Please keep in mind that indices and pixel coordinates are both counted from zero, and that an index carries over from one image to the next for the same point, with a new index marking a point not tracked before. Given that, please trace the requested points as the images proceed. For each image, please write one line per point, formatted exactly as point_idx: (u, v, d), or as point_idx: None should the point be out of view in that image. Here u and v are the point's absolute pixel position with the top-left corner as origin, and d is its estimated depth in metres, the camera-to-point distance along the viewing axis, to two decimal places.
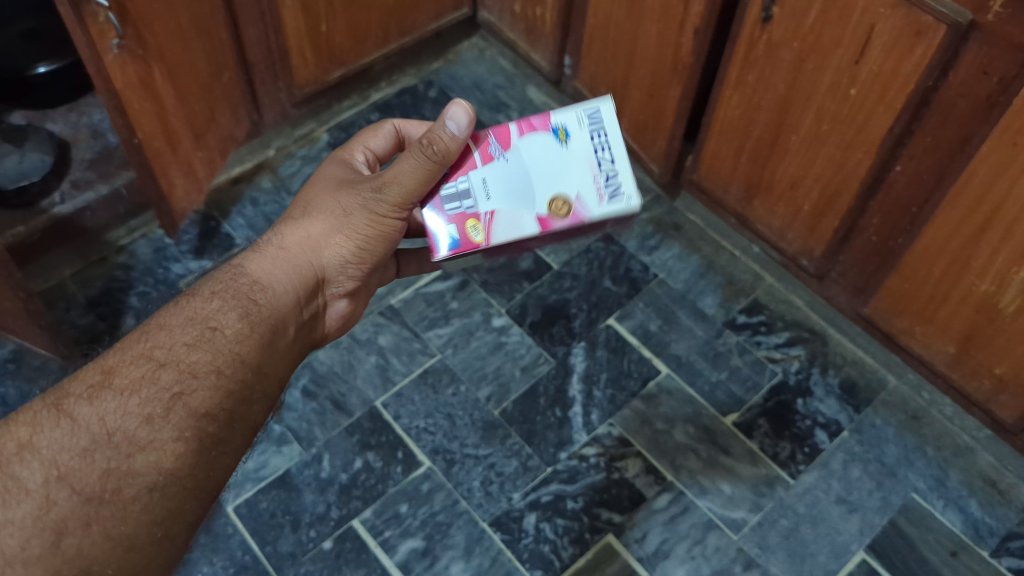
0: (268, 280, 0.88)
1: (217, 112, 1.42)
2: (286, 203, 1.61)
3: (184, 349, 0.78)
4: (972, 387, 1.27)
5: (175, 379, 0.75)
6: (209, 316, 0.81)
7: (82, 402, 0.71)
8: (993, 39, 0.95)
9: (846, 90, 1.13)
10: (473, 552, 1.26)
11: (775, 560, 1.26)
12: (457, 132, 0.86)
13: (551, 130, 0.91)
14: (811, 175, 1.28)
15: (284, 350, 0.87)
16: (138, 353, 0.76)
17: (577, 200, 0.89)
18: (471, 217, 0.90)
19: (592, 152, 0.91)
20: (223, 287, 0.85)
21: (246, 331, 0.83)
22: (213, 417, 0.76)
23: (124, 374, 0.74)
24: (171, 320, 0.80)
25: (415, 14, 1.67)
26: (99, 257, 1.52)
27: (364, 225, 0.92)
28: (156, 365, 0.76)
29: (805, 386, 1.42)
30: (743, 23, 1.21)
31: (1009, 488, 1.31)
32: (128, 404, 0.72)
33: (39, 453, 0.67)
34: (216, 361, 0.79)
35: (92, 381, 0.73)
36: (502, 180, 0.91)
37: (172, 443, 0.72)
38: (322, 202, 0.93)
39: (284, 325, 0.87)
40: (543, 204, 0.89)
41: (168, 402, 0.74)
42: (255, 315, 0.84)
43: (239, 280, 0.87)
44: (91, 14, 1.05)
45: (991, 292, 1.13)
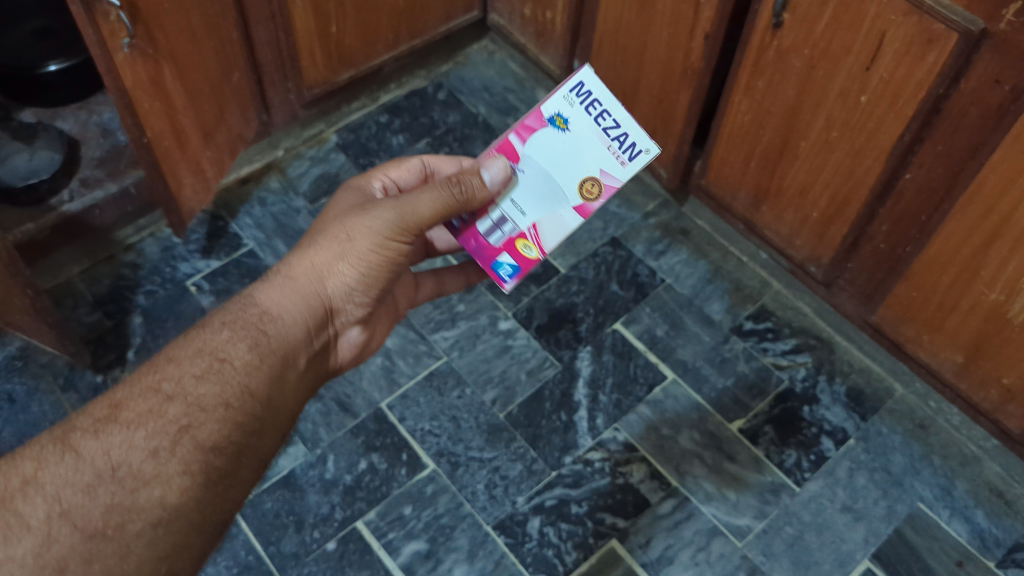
0: (276, 311, 0.85)
1: (226, 112, 1.42)
2: (294, 204, 1.61)
3: (192, 382, 0.76)
4: (980, 396, 1.26)
5: (183, 413, 0.74)
6: (218, 347, 0.79)
7: (89, 437, 0.70)
8: (1005, 48, 0.95)
9: (857, 96, 1.13)
10: (477, 555, 1.26)
11: (780, 568, 1.25)
12: (491, 180, 0.91)
13: (549, 123, 0.91)
14: (819, 181, 1.27)
15: (292, 384, 0.85)
16: (145, 386, 0.74)
17: (602, 175, 0.90)
18: (519, 238, 0.95)
19: (596, 125, 0.90)
20: (233, 318, 0.82)
21: (255, 364, 0.81)
22: (220, 450, 0.75)
23: (130, 408, 0.73)
24: (181, 352, 0.78)
25: (425, 16, 1.68)
26: (106, 255, 1.53)
27: (370, 254, 0.88)
28: (163, 398, 0.74)
29: (812, 394, 1.42)
30: (754, 28, 1.21)
31: (1016, 499, 1.31)
32: (134, 438, 0.71)
33: (42, 489, 0.66)
34: (226, 394, 0.77)
35: (99, 415, 0.71)
36: (527, 193, 0.93)
37: (179, 478, 0.71)
38: (329, 228, 0.89)
39: (292, 358, 0.85)
40: (574, 194, 0.91)
41: (174, 435, 0.73)
42: (264, 348, 0.82)
43: (248, 311, 0.84)
44: (103, 14, 1.05)
45: (1000, 301, 1.13)
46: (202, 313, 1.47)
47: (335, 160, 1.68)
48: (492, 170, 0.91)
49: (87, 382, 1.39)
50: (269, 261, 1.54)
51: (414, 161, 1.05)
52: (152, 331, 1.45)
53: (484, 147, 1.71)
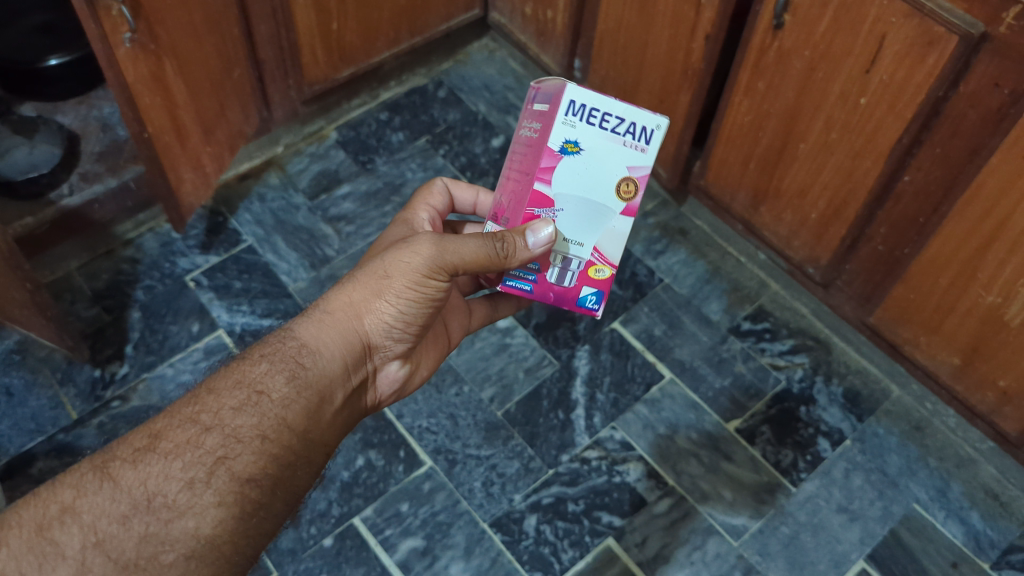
0: (316, 344, 0.83)
1: (227, 108, 1.43)
2: (293, 200, 1.62)
3: (229, 413, 0.77)
4: (975, 398, 1.26)
5: (219, 443, 0.75)
6: (256, 380, 0.79)
7: (127, 466, 0.72)
8: (1004, 51, 0.95)
9: (856, 99, 1.13)
10: (473, 553, 1.26)
11: (775, 568, 1.26)
12: (535, 245, 0.83)
13: (563, 153, 0.84)
14: (818, 183, 1.28)
15: (328, 419, 0.84)
16: (184, 417, 0.76)
17: (633, 171, 0.85)
18: (590, 267, 0.90)
19: (603, 130, 0.84)
20: (272, 350, 0.82)
21: (292, 398, 0.80)
22: (256, 483, 0.76)
23: (169, 438, 0.74)
24: (220, 383, 0.79)
25: (427, 15, 1.68)
26: (106, 250, 1.53)
27: (408, 289, 0.85)
28: (201, 429, 0.75)
29: (809, 394, 1.42)
30: (754, 30, 1.21)
31: (1011, 501, 1.31)
32: (171, 468, 0.73)
33: (79, 518, 0.68)
34: (262, 426, 0.77)
35: (138, 445, 0.73)
36: (575, 225, 0.87)
37: (214, 509, 0.73)
38: (370, 262, 0.87)
39: (328, 395, 0.83)
40: (615, 202, 0.86)
41: (210, 465, 0.74)
42: (302, 381, 0.81)
43: (287, 343, 0.82)
44: (105, 8, 1.05)
45: (997, 304, 1.13)
46: (201, 308, 1.47)
47: (335, 157, 1.68)
48: (540, 237, 0.83)
49: (85, 376, 1.39)
50: (268, 257, 1.54)
51: (442, 188, 1.05)
52: (151, 326, 1.45)
53: (484, 145, 1.71)
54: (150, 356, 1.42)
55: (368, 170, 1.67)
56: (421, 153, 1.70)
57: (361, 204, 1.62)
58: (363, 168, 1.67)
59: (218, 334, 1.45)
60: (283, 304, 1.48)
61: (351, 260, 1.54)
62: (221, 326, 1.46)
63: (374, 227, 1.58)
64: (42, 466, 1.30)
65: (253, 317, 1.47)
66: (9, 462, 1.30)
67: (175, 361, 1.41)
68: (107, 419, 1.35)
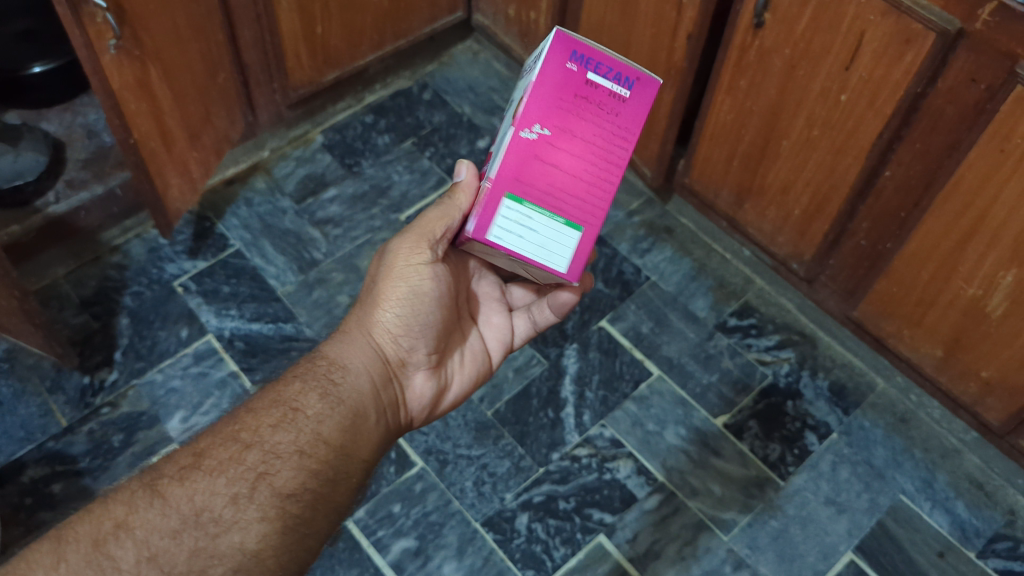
0: (342, 362, 0.87)
1: (212, 113, 1.43)
2: (280, 204, 1.62)
3: (269, 430, 0.79)
4: (959, 389, 1.28)
5: (259, 460, 0.77)
6: (292, 399, 0.82)
7: (175, 483, 0.74)
8: (980, 47, 0.97)
9: (836, 96, 1.14)
10: (465, 552, 1.27)
11: (764, 561, 1.27)
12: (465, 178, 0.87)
13: (509, 110, 0.91)
14: (801, 179, 1.29)
15: (364, 435, 0.85)
16: (226, 435, 0.78)
17: (524, 89, 0.82)
18: (479, 187, 0.85)
19: (527, 73, 0.87)
20: (304, 370, 0.85)
21: (326, 412, 0.82)
22: (297, 497, 0.77)
23: (213, 456, 0.76)
24: (259, 404, 0.81)
25: (411, 17, 1.69)
26: (93, 256, 1.53)
27: (404, 287, 0.90)
28: (242, 446, 0.77)
29: (795, 389, 1.43)
30: (735, 29, 1.22)
31: (995, 490, 1.33)
32: (215, 485, 0.74)
33: (132, 533, 0.70)
34: (299, 441, 0.79)
35: (184, 463, 0.76)
36: (490, 159, 0.87)
37: (257, 524, 0.74)
38: (372, 279, 0.93)
39: (361, 410, 0.85)
40: (510, 122, 0.83)
41: (252, 481, 0.76)
42: (333, 398, 0.84)
43: (317, 363, 0.87)
44: (89, 15, 1.05)
45: (978, 296, 1.15)
46: (189, 313, 1.47)
47: (321, 161, 1.68)
48: (462, 176, 0.87)
49: (74, 383, 1.39)
50: (256, 262, 1.54)
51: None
52: (140, 332, 1.45)
53: (470, 146, 1.72)
54: (139, 362, 1.42)
55: (355, 173, 1.67)
56: (407, 155, 1.71)
57: (348, 206, 1.62)
58: (349, 171, 1.67)
59: (207, 339, 1.45)
60: (272, 308, 1.49)
61: (339, 263, 1.54)
62: (210, 331, 1.46)
63: (362, 230, 1.59)
64: (33, 474, 1.30)
65: (242, 321, 1.47)
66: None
67: (165, 367, 1.42)
68: (98, 426, 1.35)
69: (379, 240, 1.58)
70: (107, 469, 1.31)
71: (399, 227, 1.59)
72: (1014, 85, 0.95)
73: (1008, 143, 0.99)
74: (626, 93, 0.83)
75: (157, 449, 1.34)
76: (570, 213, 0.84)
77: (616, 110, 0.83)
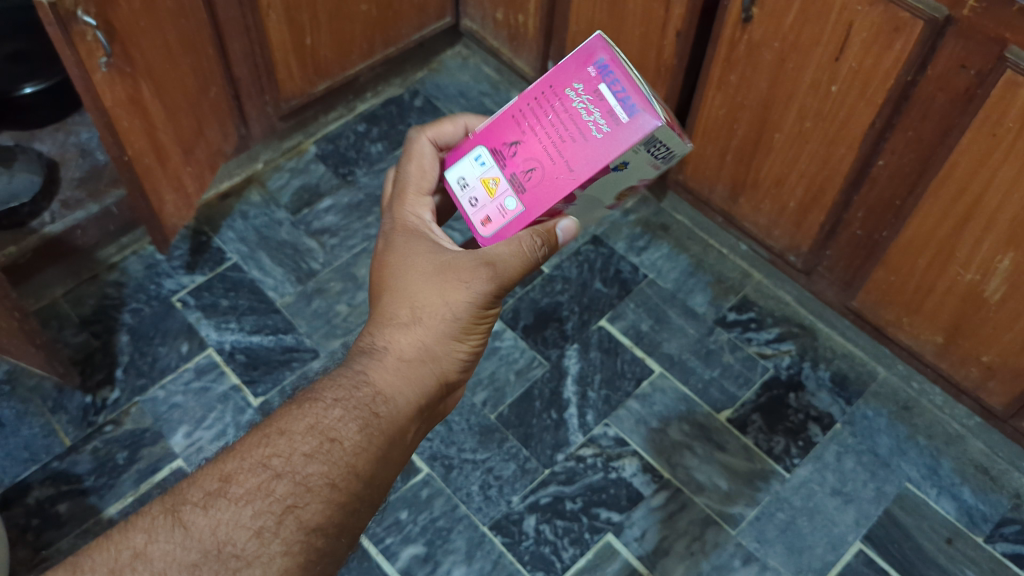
0: (389, 386, 0.78)
1: (205, 127, 1.43)
2: (275, 216, 1.62)
3: (301, 460, 0.72)
4: (960, 375, 1.29)
5: (289, 492, 0.70)
6: (330, 426, 0.74)
7: (197, 511, 0.68)
8: (969, 33, 0.97)
9: (827, 87, 1.15)
10: (474, 556, 1.27)
11: (774, 554, 1.27)
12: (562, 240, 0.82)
13: (614, 169, 0.75)
14: (795, 171, 1.29)
15: (397, 462, 0.78)
16: (256, 460, 0.71)
17: (640, 179, 0.82)
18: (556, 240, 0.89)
19: (652, 157, 0.77)
20: (345, 394, 0.76)
21: (366, 444, 0.74)
22: (322, 532, 0.70)
23: (239, 482, 0.70)
24: (293, 426, 0.73)
25: (400, 24, 1.69)
26: (91, 275, 1.52)
27: (458, 313, 0.81)
28: (272, 475, 0.70)
29: (797, 380, 1.44)
30: (724, 24, 1.23)
31: (1001, 474, 1.33)
32: (240, 515, 0.68)
33: (150, 564, 0.65)
34: (333, 475, 0.72)
35: (208, 489, 0.69)
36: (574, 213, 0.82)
37: (282, 560, 0.68)
38: (422, 300, 0.81)
39: (404, 436, 0.78)
40: (611, 197, 0.83)
41: (280, 513, 0.69)
42: (377, 431, 0.76)
43: (360, 388, 0.77)
44: (79, 34, 1.04)
45: (976, 281, 1.15)
46: (189, 328, 1.47)
47: (315, 171, 1.69)
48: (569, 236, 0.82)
49: (76, 403, 1.39)
50: (254, 274, 1.54)
51: (426, 144, 0.88)
52: (141, 349, 1.45)
53: None
54: (141, 379, 1.41)
55: (349, 182, 1.67)
56: None
57: (343, 215, 1.62)
58: (344, 181, 1.68)
59: (208, 353, 1.45)
60: (272, 319, 1.49)
61: (337, 272, 1.55)
62: (211, 345, 1.46)
63: (359, 239, 1.59)
64: (38, 494, 1.30)
65: (242, 334, 1.47)
66: (4, 493, 1.30)
67: (167, 383, 1.41)
68: (102, 444, 1.35)
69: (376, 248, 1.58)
70: (113, 486, 1.31)
71: None
72: (1003, 70, 0.95)
73: (999, 127, 0.99)
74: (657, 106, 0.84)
75: (162, 464, 1.34)
76: None
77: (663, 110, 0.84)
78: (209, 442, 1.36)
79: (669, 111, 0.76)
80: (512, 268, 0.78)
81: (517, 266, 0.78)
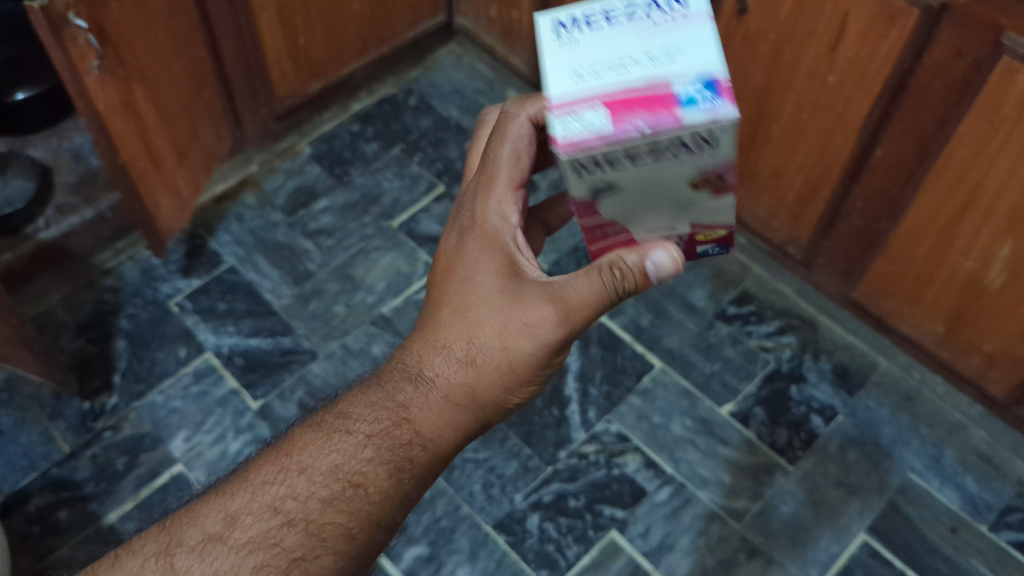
0: (429, 431, 0.78)
1: (199, 129, 1.42)
2: (271, 218, 1.61)
3: (317, 506, 0.72)
4: (962, 363, 1.29)
5: (299, 542, 0.71)
6: (353, 470, 0.74)
7: (193, 557, 0.69)
8: (965, 20, 0.96)
9: (824, 77, 1.14)
10: (478, 556, 1.26)
11: (779, 546, 1.27)
12: (655, 272, 0.76)
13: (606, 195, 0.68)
14: (794, 162, 1.29)
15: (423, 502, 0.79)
16: (266, 503, 0.72)
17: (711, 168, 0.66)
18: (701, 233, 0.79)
19: (653, 166, 0.65)
20: (380, 433, 0.76)
21: (391, 491, 0.75)
22: None
23: (246, 525, 0.71)
24: (315, 466, 0.74)
25: (392, 23, 1.69)
26: (87, 280, 1.51)
27: (514, 358, 0.80)
28: (283, 521, 0.71)
29: (799, 372, 1.43)
30: (719, 17, 1.22)
31: (1004, 463, 1.33)
32: (241, 565, 0.69)
33: None
34: (349, 527, 0.72)
35: (212, 531, 0.71)
36: (652, 217, 0.75)
37: None
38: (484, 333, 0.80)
39: (433, 476, 0.79)
40: (697, 196, 0.71)
41: (285, 566, 0.70)
42: (407, 476, 0.76)
43: (398, 429, 0.77)
44: (71, 37, 1.04)
45: (976, 269, 1.15)
46: (187, 332, 1.47)
47: (310, 172, 1.67)
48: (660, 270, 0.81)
49: (74, 409, 1.38)
50: (250, 276, 1.53)
51: (524, 121, 0.82)
52: (138, 354, 1.44)
53: (458, 150, 1.72)
54: (139, 385, 1.41)
55: (345, 182, 1.66)
56: (396, 161, 1.70)
57: (340, 216, 1.61)
58: (339, 181, 1.67)
59: (206, 357, 1.44)
60: (269, 322, 1.48)
61: (334, 273, 1.54)
62: (208, 349, 1.45)
63: (355, 239, 1.58)
64: (38, 502, 1.29)
65: (240, 337, 1.46)
66: (4, 501, 1.29)
67: (165, 388, 1.40)
68: (101, 450, 1.34)
69: (373, 248, 1.57)
70: (113, 493, 1.30)
71: (392, 234, 1.59)
72: (1000, 57, 0.95)
73: (997, 114, 0.99)
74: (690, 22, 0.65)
75: (162, 469, 1.33)
76: None
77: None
78: (209, 446, 1.35)
79: (611, 99, 0.62)
80: (580, 303, 0.77)
81: (586, 304, 0.78)
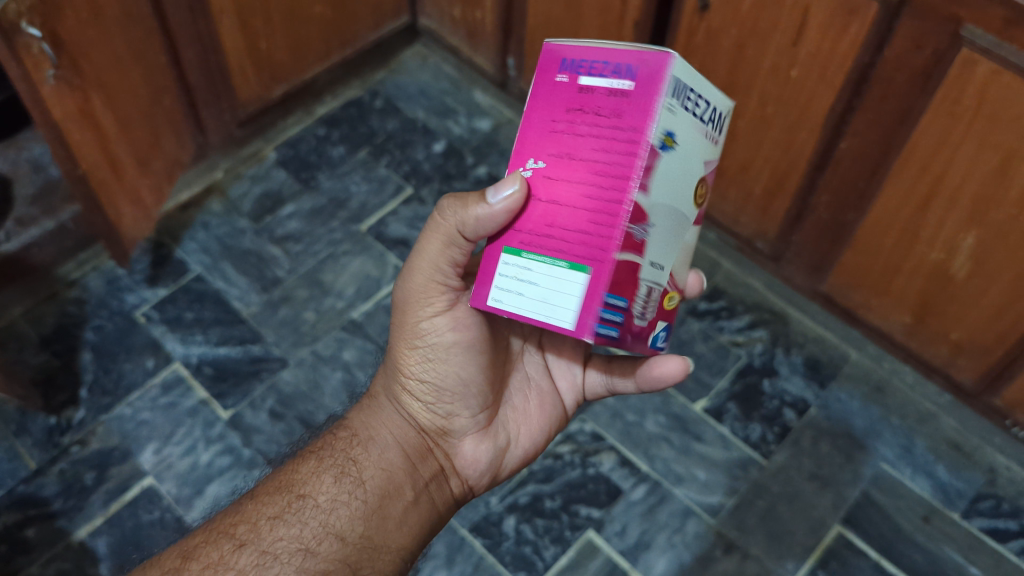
0: (365, 436, 0.87)
1: (160, 137, 1.40)
2: (238, 225, 1.59)
3: (268, 524, 0.78)
4: (930, 353, 1.30)
5: (252, 561, 0.75)
6: (302, 486, 0.82)
7: None
8: (925, 12, 0.97)
9: (786, 72, 1.15)
10: (455, 560, 1.25)
11: (755, 542, 1.27)
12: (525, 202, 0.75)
13: None
14: (759, 157, 1.29)
15: (394, 518, 0.83)
16: (221, 531, 0.77)
17: None
18: None
19: None
20: (327, 451, 0.85)
21: (339, 497, 0.81)
22: None
23: (202, 556, 0.75)
24: (269, 489, 0.81)
25: (356, 25, 1.68)
26: (50, 293, 1.49)
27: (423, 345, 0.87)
28: (238, 544, 0.76)
29: (771, 366, 1.44)
30: (681, 13, 1.22)
31: (974, 450, 1.34)
32: None
33: None
34: (304, 536, 0.78)
35: (171, 566, 0.74)
36: None
37: None
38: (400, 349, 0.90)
39: (393, 487, 0.85)
40: None
41: None
42: (351, 481, 0.83)
43: (341, 443, 0.86)
44: (24, 46, 1.02)
45: (941, 260, 1.16)
46: (154, 343, 1.44)
47: (276, 177, 1.66)
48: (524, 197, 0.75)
49: (40, 425, 1.35)
50: (217, 284, 1.51)
51: None
52: (104, 367, 1.41)
53: (426, 151, 1.71)
54: (106, 398, 1.38)
55: (312, 187, 1.65)
56: (362, 165, 1.69)
57: (307, 222, 1.60)
58: (306, 186, 1.65)
59: (174, 368, 1.42)
60: (237, 330, 1.46)
61: (303, 279, 1.52)
62: (177, 360, 1.43)
63: (323, 244, 1.57)
64: (5, 520, 1.27)
65: (208, 346, 1.44)
66: None
67: (133, 400, 1.38)
68: (68, 465, 1.32)
69: (342, 252, 1.56)
70: (82, 509, 1.28)
71: (361, 238, 1.58)
72: (960, 48, 0.96)
73: (958, 106, 1.00)
74: (630, 83, 0.67)
75: (132, 483, 1.31)
76: (573, 253, 0.69)
77: (625, 120, 0.67)
78: (179, 458, 1.33)
79: None
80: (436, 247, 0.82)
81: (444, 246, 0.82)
